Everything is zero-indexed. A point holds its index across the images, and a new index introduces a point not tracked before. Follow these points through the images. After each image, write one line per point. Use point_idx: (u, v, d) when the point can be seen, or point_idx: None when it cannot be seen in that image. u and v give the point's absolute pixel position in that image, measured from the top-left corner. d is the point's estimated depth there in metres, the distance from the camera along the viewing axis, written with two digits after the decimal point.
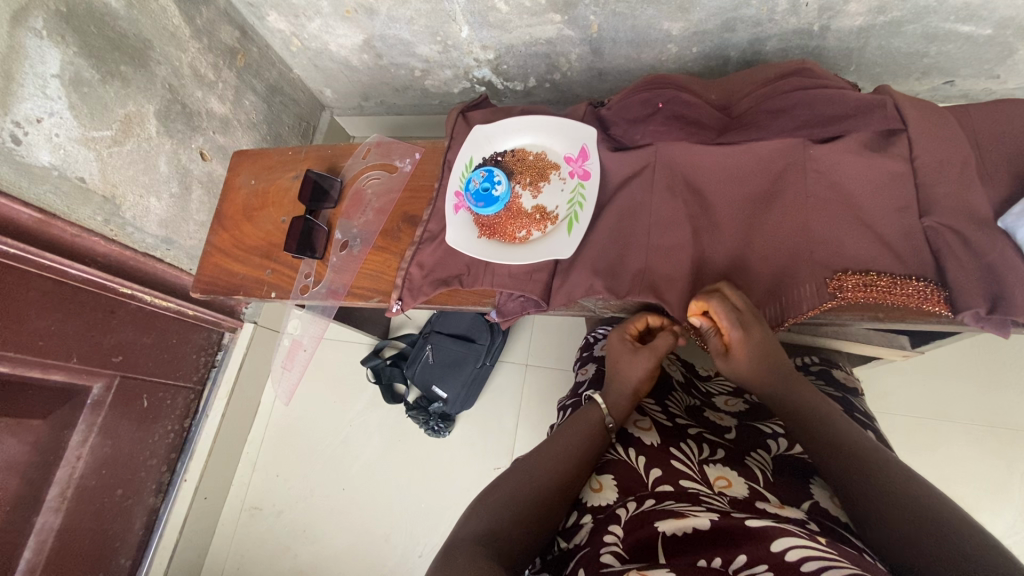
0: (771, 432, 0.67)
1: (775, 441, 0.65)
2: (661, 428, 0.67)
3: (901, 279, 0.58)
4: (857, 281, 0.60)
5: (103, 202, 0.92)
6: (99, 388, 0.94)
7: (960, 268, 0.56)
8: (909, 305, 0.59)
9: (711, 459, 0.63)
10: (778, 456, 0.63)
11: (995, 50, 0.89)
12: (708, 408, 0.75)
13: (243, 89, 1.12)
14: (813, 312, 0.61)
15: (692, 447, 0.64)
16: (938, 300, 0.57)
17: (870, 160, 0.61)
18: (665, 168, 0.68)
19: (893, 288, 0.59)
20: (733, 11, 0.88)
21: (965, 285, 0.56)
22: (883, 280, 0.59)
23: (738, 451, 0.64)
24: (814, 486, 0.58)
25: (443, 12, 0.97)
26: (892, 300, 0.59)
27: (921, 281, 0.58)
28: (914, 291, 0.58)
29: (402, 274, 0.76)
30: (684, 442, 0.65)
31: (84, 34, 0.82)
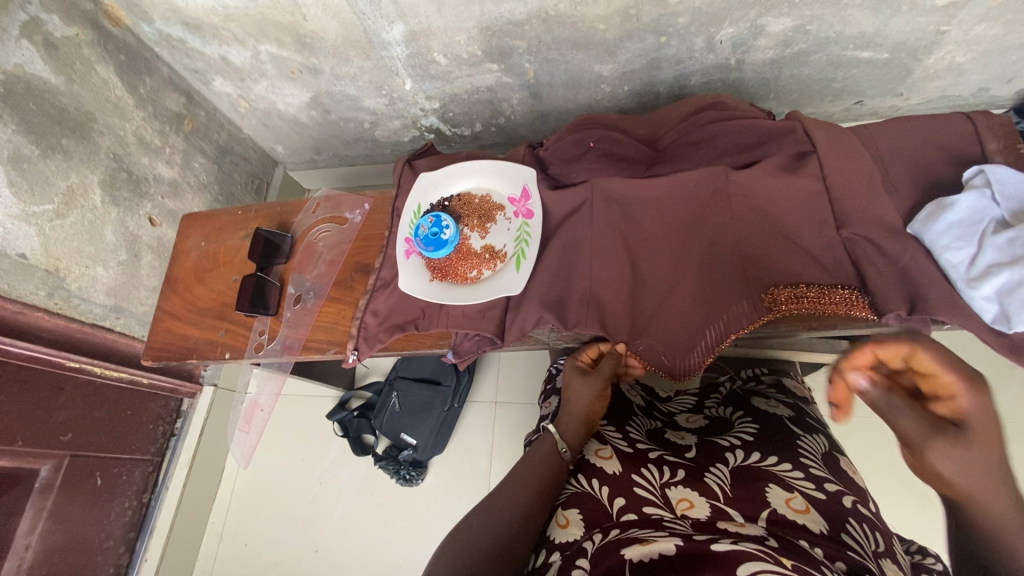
0: (729, 445, 0.69)
1: (732, 453, 0.67)
2: (621, 454, 0.68)
3: (827, 288, 0.60)
4: (789, 294, 0.61)
5: (46, 276, 0.90)
6: (48, 470, 0.90)
7: (878, 272, 0.60)
8: (837, 313, 0.60)
9: (673, 481, 0.63)
10: (737, 468, 0.64)
11: (895, 71, 0.97)
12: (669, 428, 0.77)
13: (192, 153, 1.13)
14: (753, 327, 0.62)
15: (653, 471, 0.65)
16: (863, 305, 0.58)
17: (786, 181, 0.65)
18: (601, 202, 0.72)
19: (822, 297, 0.60)
20: (655, 51, 0.94)
21: (883, 286, 0.59)
22: (811, 291, 0.61)
23: (697, 469, 0.65)
24: (770, 492, 0.60)
25: (385, 67, 1.01)
26: (823, 310, 0.60)
27: (845, 289, 0.60)
28: (840, 298, 0.60)
29: (356, 324, 0.76)
30: (645, 467, 0.65)
31: (22, 112, 0.83)
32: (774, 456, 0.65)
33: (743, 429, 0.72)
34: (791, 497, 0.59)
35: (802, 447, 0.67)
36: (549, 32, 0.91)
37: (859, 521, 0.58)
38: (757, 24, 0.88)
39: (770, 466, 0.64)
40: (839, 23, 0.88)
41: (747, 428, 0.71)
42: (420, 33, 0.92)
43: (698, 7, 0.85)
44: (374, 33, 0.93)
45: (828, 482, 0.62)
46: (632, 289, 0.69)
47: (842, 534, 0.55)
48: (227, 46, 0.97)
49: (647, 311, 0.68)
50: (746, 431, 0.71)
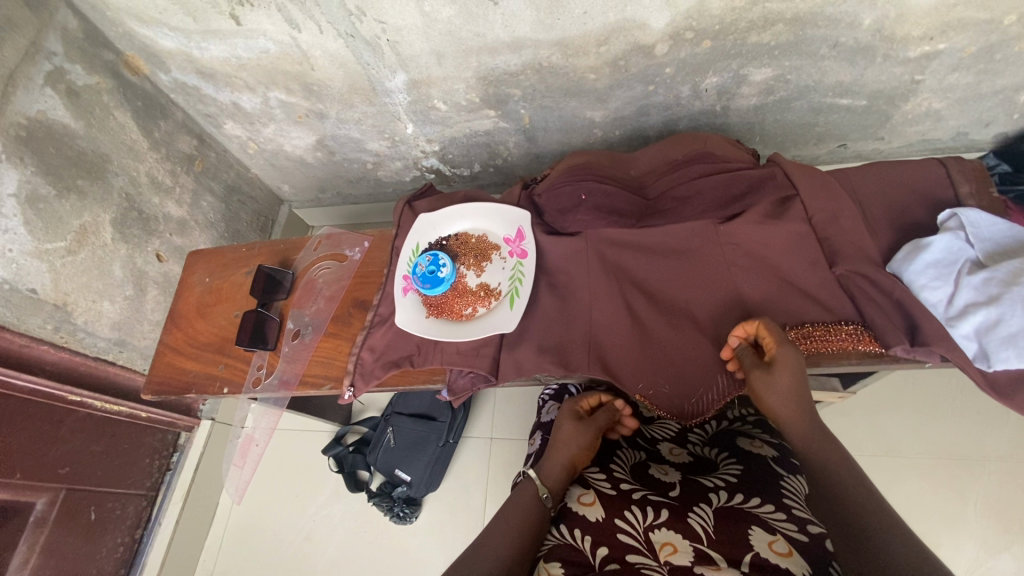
0: (713, 485, 0.69)
1: (716, 492, 0.67)
2: (604, 497, 0.68)
3: (833, 325, 0.64)
4: (798, 333, 0.65)
5: (55, 310, 0.92)
6: (43, 504, 0.91)
7: (878, 310, 0.62)
8: (847, 348, 0.64)
9: (656, 524, 0.63)
10: (721, 508, 0.65)
11: (874, 116, 1.02)
12: (652, 462, 0.76)
13: (201, 191, 1.17)
14: None
15: (636, 513, 0.65)
16: (870, 340, 0.62)
17: (772, 228, 0.67)
18: (598, 251, 0.74)
19: (829, 334, 0.64)
20: (644, 99, 0.99)
21: (881, 322, 0.62)
22: (818, 329, 0.64)
23: (681, 508, 0.65)
24: (753, 534, 0.60)
25: (388, 113, 1.06)
26: (833, 346, 0.64)
27: (849, 325, 0.63)
28: (846, 334, 0.63)
29: (354, 360, 0.78)
30: (627, 509, 0.65)
31: (42, 155, 0.87)
32: (759, 498, 0.66)
33: (727, 471, 0.72)
34: (774, 540, 0.59)
35: (785, 489, 0.67)
36: (542, 81, 0.96)
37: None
38: (740, 74, 0.93)
39: (753, 508, 0.64)
40: (817, 73, 0.93)
41: (731, 470, 0.72)
42: (421, 81, 0.98)
43: (683, 58, 0.90)
44: (378, 82, 0.98)
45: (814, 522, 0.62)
46: (634, 334, 0.71)
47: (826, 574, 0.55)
48: (239, 93, 1.03)
49: (650, 356, 0.70)
50: (730, 473, 0.71)
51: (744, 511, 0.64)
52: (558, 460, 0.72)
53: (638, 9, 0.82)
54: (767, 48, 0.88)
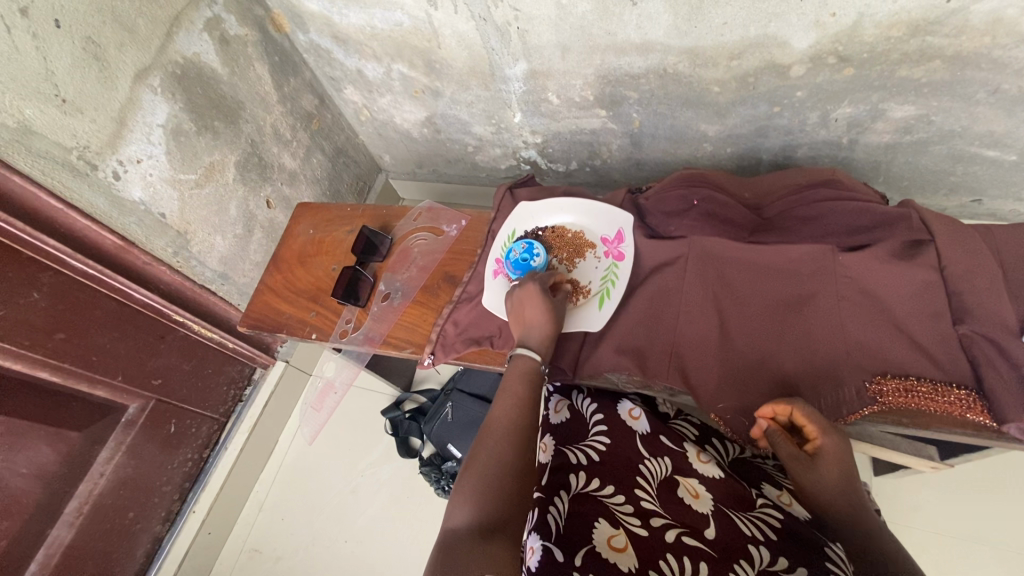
0: (751, 537, 0.59)
1: (756, 549, 0.57)
2: (637, 545, 0.57)
3: (941, 386, 0.59)
4: (897, 385, 0.61)
5: (176, 236, 1.01)
6: (134, 408, 1.00)
7: (1000, 380, 0.57)
8: (952, 413, 0.59)
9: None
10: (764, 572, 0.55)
11: (1022, 174, 0.93)
12: (680, 476, 0.67)
13: (313, 149, 1.24)
14: (855, 416, 0.62)
15: (673, 564, 0.55)
16: (980, 410, 0.58)
17: (897, 268, 0.63)
18: (697, 260, 0.72)
19: (935, 394, 0.59)
20: (765, 120, 0.96)
21: (1005, 391, 0.56)
22: (924, 386, 0.60)
23: (721, 564, 0.55)
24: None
25: (500, 99, 1.08)
26: (935, 408, 0.59)
27: (962, 389, 0.59)
28: (955, 398, 0.59)
29: (437, 330, 0.81)
30: (663, 557, 0.55)
31: (190, 93, 0.95)
32: (805, 571, 0.55)
33: (764, 515, 0.62)
34: None
35: (832, 558, 0.56)
36: (663, 88, 0.95)
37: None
38: (878, 107, 0.88)
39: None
40: (966, 119, 0.85)
41: (770, 516, 0.62)
42: (540, 72, 0.99)
43: (819, 83, 0.86)
44: (498, 67, 1.00)
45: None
46: (722, 353, 0.68)
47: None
48: (366, 61, 1.08)
49: (736, 377, 0.67)
50: (768, 525, 0.61)
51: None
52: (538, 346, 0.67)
53: (782, 27, 0.79)
54: (916, 84, 0.82)
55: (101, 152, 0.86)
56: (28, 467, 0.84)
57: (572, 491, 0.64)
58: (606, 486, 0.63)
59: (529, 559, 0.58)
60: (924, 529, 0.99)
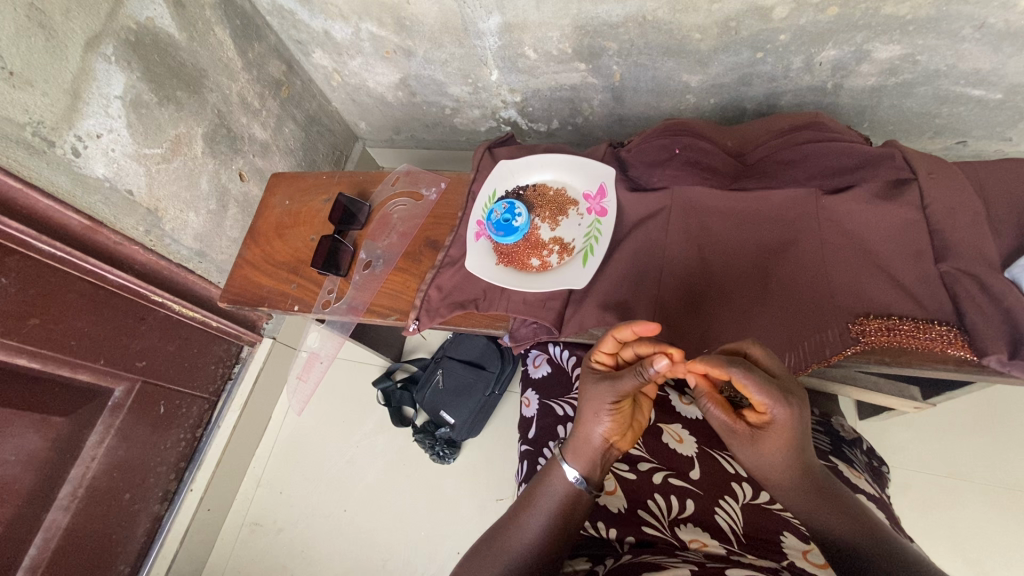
0: (735, 475, 0.67)
1: (739, 486, 0.65)
2: (626, 487, 0.66)
3: (923, 323, 0.58)
4: (880, 325, 0.60)
5: (147, 214, 0.97)
6: (121, 391, 0.98)
7: (980, 314, 0.56)
8: (933, 349, 0.59)
9: (682, 519, 0.62)
10: (747, 505, 0.63)
11: (1008, 113, 0.91)
12: (665, 423, 0.73)
13: (284, 118, 1.20)
14: (838, 357, 0.61)
15: (661, 504, 0.64)
16: (961, 344, 0.57)
17: (880, 210, 0.63)
18: (680, 211, 0.71)
19: (916, 332, 0.59)
20: (749, 67, 0.93)
21: (987, 327, 0.56)
22: (905, 324, 0.59)
23: (707, 500, 0.64)
24: (786, 541, 0.58)
25: (475, 56, 1.03)
26: (916, 344, 0.59)
27: (943, 325, 0.58)
28: (937, 335, 0.58)
29: (420, 295, 0.79)
30: (651, 497, 0.64)
31: (148, 62, 0.90)
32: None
33: None
34: (809, 550, 0.56)
35: None
36: (643, 37, 0.91)
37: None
38: (863, 49, 0.85)
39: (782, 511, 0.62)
40: (953, 57, 0.83)
41: None
42: (516, 25, 0.94)
43: (803, 25, 0.83)
44: (471, 22, 0.95)
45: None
46: (707, 302, 0.67)
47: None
48: (332, 21, 1.03)
49: (720, 327, 0.66)
50: None
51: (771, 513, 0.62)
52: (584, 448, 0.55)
53: None
54: (901, 22, 0.80)
55: (58, 127, 0.81)
56: (20, 456, 0.82)
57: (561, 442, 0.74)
58: None
59: None
60: (908, 469, 1.02)
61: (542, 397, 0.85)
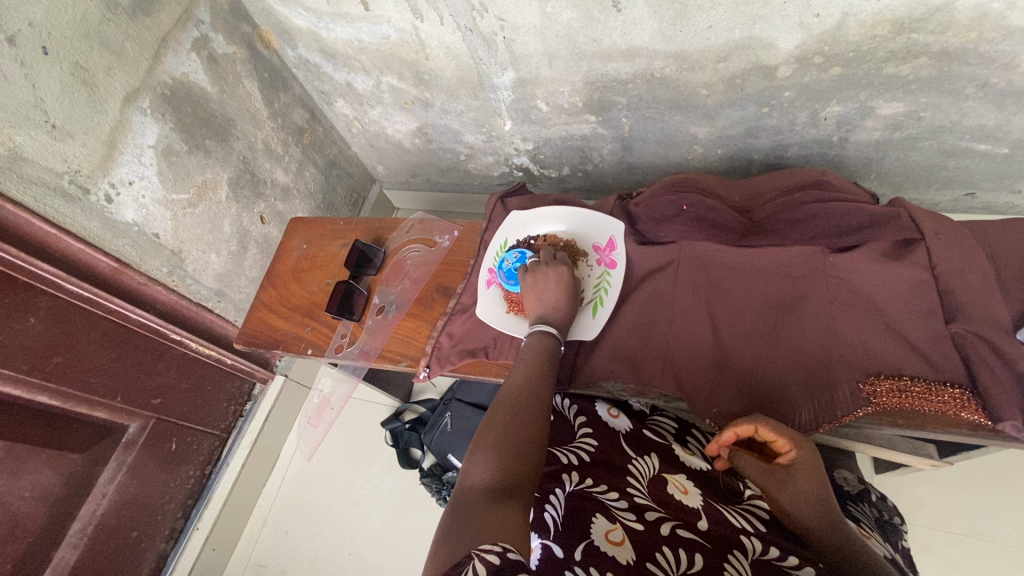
0: (741, 528, 0.65)
1: (748, 539, 0.63)
2: (632, 539, 0.61)
3: (935, 386, 0.59)
4: (892, 386, 0.60)
5: (171, 255, 1.01)
6: (135, 428, 1.00)
7: (993, 378, 0.57)
8: (946, 412, 0.59)
9: (691, 573, 0.57)
10: (755, 559, 0.60)
11: (1015, 167, 0.92)
12: (669, 474, 0.73)
13: (306, 163, 1.25)
14: (849, 418, 0.62)
15: (669, 557, 0.59)
16: (974, 408, 0.57)
17: (891, 269, 0.63)
18: (688, 265, 0.72)
19: (928, 394, 0.59)
20: (755, 120, 0.96)
21: (999, 391, 0.56)
22: (917, 386, 0.60)
23: (716, 554, 0.60)
24: None
25: (490, 108, 1.08)
26: (929, 407, 0.59)
27: (955, 388, 0.58)
28: (949, 398, 0.58)
29: (431, 343, 0.81)
30: (658, 551, 0.60)
31: (180, 113, 0.96)
32: (793, 556, 0.61)
33: (755, 509, 0.69)
34: None
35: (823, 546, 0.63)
36: (650, 92, 0.95)
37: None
38: (866, 105, 0.88)
39: (788, 566, 0.59)
40: (956, 113, 0.85)
41: (760, 510, 0.69)
42: (529, 80, 0.99)
43: (806, 83, 0.86)
44: (486, 77, 1.00)
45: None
46: (717, 357, 0.68)
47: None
48: (355, 74, 1.08)
49: (730, 382, 0.66)
50: (756, 516, 0.67)
51: (778, 568, 0.59)
52: (502, 426, 0.55)
53: (767, 29, 0.79)
54: (904, 81, 0.82)
55: (93, 175, 0.86)
56: (33, 493, 0.84)
57: (568, 488, 0.66)
58: (599, 484, 0.68)
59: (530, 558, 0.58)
60: (928, 526, 0.99)
61: None
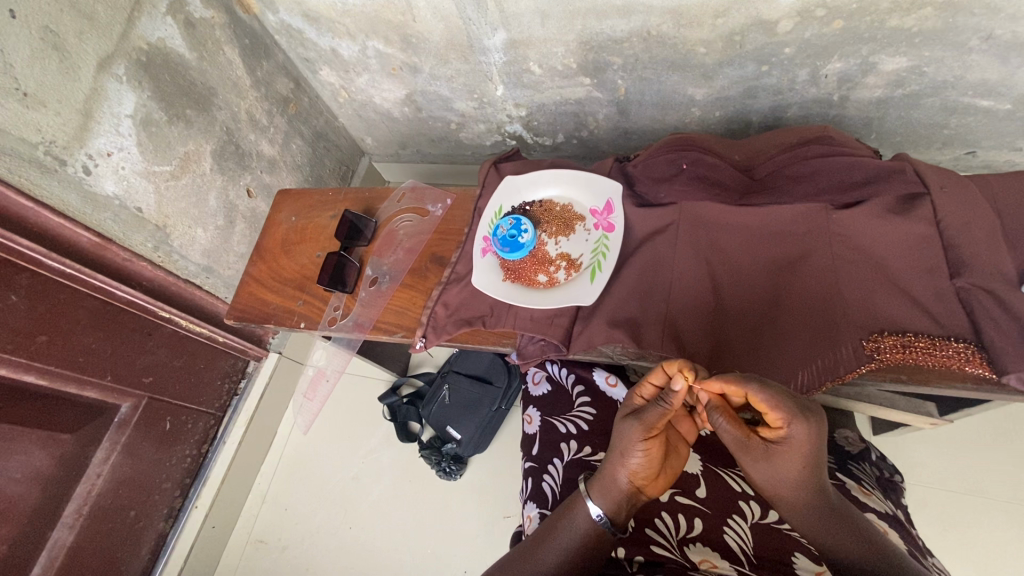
0: (741, 492, 0.67)
1: (747, 504, 0.66)
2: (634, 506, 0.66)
3: (939, 340, 0.57)
4: (896, 342, 0.58)
5: (155, 230, 0.98)
6: (127, 407, 0.98)
7: (998, 330, 0.56)
8: (950, 366, 0.57)
9: (691, 538, 0.62)
10: (755, 524, 0.63)
11: (1017, 124, 0.91)
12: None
13: (292, 134, 1.21)
14: (854, 376, 0.60)
15: (669, 523, 0.64)
16: (980, 361, 0.56)
17: (894, 225, 0.62)
18: (688, 227, 0.70)
19: (933, 349, 0.57)
20: (754, 80, 0.93)
21: (1005, 344, 0.55)
22: (921, 341, 0.58)
23: (715, 518, 0.64)
24: (798, 562, 0.58)
25: (481, 72, 1.04)
26: (933, 361, 0.58)
27: (960, 342, 0.57)
28: (955, 352, 0.57)
29: (427, 313, 0.79)
30: (659, 516, 0.65)
31: (158, 81, 0.92)
32: None
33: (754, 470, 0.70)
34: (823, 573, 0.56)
35: None
36: (647, 51, 0.92)
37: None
38: (868, 61, 0.85)
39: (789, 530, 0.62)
40: (960, 68, 0.83)
41: None
42: (521, 42, 0.95)
43: (807, 38, 0.83)
44: (476, 39, 0.96)
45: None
46: (717, 319, 0.67)
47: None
48: (339, 39, 1.04)
49: (731, 344, 0.65)
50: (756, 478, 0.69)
51: (778, 532, 0.62)
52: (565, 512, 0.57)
53: None
54: (908, 35, 0.80)
55: (69, 146, 0.82)
56: (25, 475, 0.82)
57: (565, 458, 0.76)
58: (597, 451, 0.75)
59: (529, 525, 0.72)
60: (923, 485, 1.00)
61: (544, 412, 0.85)
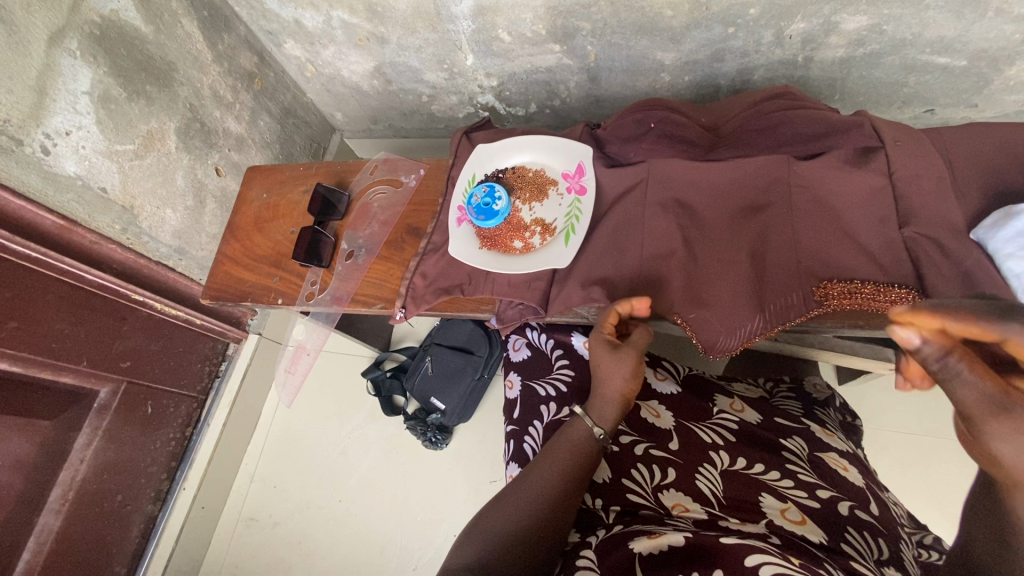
0: (711, 443, 0.70)
1: (717, 454, 0.69)
2: (610, 457, 0.69)
3: (883, 286, 0.60)
4: (842, 290, 0.61)
5: (122, 212, 0.96)
6: (106, 392, 0.97)
7: (938, 275, 0.59)
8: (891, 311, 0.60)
9: (665, 484, 0.65)
10: (724, 471, 0.67)
11: (971, 80, 0.94)
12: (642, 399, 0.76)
13: (259, 111, 1.18)
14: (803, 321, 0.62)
15: (644, 472, 0.67)
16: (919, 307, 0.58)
17: (850, 176, 0.64)
18: (656, 184, 0.72)
19: (877, 294, 0.60)
20: (721, 42, 0.94)
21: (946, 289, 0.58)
22: (866, 288, 0.60)
23: (687, 468, 0.67)
24: (764, 501, 0.62)
25: (450, 41, 1.03)
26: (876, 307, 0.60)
27: (902, 288, 0.60)
28: (895, 297, 0.60)
29: (405, 283, 0.80)
30: (635, 468, 0.67)
31: (114, 56, 0.89)
32: (760, 464, 0.68)
33: (723, 422, 0.74)
34: (786, 508, 0.61)
35: (789, 454, 0.69)
36: (615, 15, 0.92)
37: (858, 527, 0.60)
38: (830, 20, 0.87)
39: (757, 475, 0.66)
40: (917, 25, 0.85)
41: (728, 423, 0.74)
42: (488, 8, 0.94)
43: None
44: (443, 6, 0.95)
45: (821, 487, 0.65)
46: (687, 272, 0.68)
47: (840, 541, 0.58)
48: (303, 10, 1.01)
49: (698, 293, 0.67)
50: (723, 430, 0.72)
51: (746, 478, 0.66)
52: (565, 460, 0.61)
53: None
54: None
55: (25, 125, 0.80)
56: (7, 463, 0.81)
57: (545, 419, 0.78)
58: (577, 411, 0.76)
59: None
60: (887, 430, 1.06)
61: (525, 377, 0.87)
